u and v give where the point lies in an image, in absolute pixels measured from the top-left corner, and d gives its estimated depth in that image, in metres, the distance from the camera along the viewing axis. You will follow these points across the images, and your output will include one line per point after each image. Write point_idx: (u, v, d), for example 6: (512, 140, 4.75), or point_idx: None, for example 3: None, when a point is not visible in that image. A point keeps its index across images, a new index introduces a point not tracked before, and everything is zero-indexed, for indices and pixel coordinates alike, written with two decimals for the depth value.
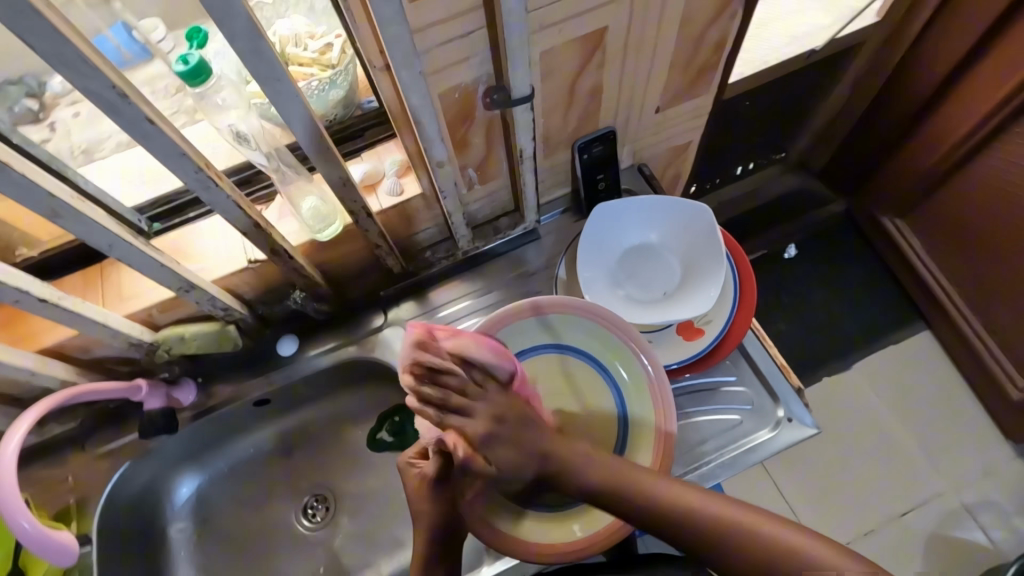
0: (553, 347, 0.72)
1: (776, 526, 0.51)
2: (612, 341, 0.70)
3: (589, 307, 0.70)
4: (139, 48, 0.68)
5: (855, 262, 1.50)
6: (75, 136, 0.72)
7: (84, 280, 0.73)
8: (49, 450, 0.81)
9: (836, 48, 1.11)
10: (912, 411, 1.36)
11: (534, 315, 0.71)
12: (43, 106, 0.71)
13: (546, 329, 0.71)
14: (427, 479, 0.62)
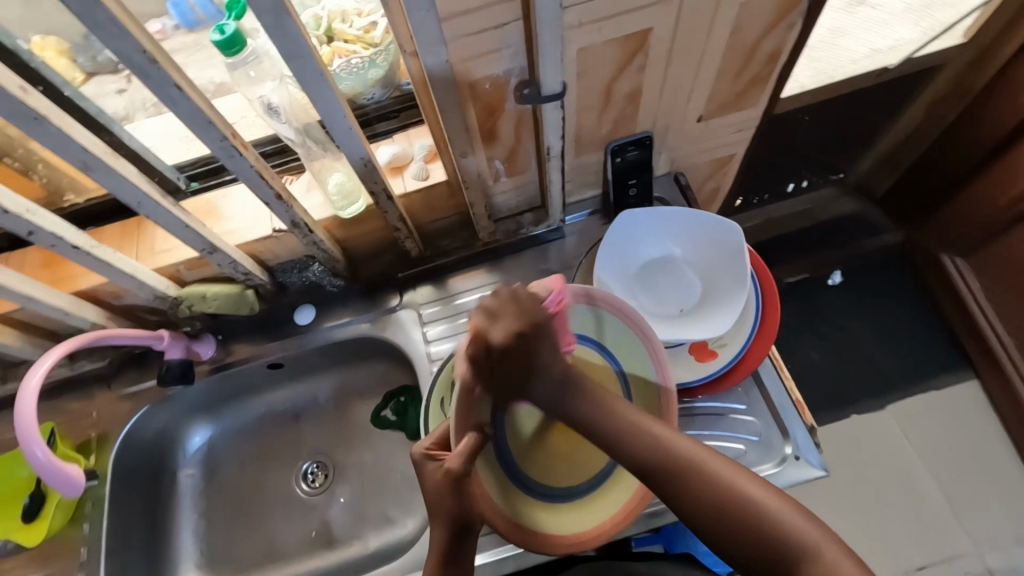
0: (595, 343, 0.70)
1: (781, 506, 0.52)
2: (634, 343, 0.69)
3: (629, 310, 0.68)
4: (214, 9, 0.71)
5: (906, 298, 1.41)
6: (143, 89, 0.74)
7: (122, 233, 0.76)
8: (79, 385, 0.87)
9: (912, 68, 1.03)
10: (945, 461, 1.28)
11: (586, 303, 0.69)
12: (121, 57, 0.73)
13: (596, 320, 0.70)
14: (452, 475, 0.58)
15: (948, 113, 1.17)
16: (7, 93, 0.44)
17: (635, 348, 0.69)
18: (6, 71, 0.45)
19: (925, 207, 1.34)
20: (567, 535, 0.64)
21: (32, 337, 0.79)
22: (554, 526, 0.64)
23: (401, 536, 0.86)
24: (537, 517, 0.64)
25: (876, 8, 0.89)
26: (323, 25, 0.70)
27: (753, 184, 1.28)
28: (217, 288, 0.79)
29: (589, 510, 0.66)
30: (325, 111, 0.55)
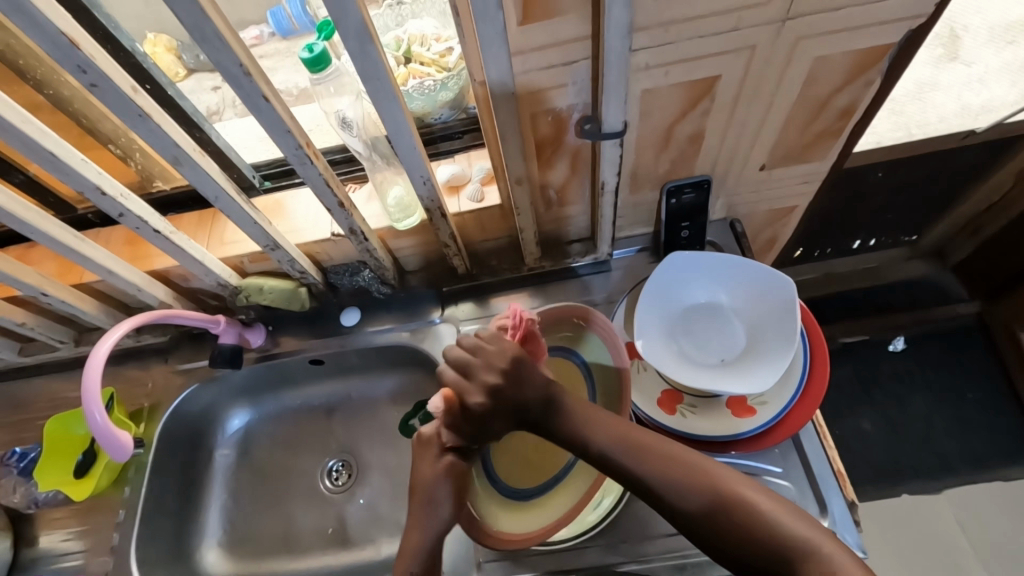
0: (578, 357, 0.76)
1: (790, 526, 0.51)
2: (601, 345, 0.74)
3: (598, 319, 0.74)
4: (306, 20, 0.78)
5: (978, 375, 1.30)
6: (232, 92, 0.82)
7: (198, 221, 0.83)
8: (140, 356, 0.94)
9: (1003, 132, 0.97)
10: (1006, 560, 1.16)
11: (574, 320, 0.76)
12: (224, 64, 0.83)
13: (577, 335, 0.77)
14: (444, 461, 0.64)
15: None
16: (120, 92, 0.50)
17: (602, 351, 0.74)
18: (122, 72, 0.50)
19: (1004, 282, 1.25)
20: (583, 488, 0.69)
21: (107, 308, 0.86)
22: (572, 491, 0.70)
23: None
24: (560, 502, 0.70)
25: (970, 65, 0.86)
26: (403, 47, 0.74)
27: (815, 237, 1.23)
28: (274, 282, 0.84)
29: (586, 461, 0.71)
30: (393, 129, 0.58)
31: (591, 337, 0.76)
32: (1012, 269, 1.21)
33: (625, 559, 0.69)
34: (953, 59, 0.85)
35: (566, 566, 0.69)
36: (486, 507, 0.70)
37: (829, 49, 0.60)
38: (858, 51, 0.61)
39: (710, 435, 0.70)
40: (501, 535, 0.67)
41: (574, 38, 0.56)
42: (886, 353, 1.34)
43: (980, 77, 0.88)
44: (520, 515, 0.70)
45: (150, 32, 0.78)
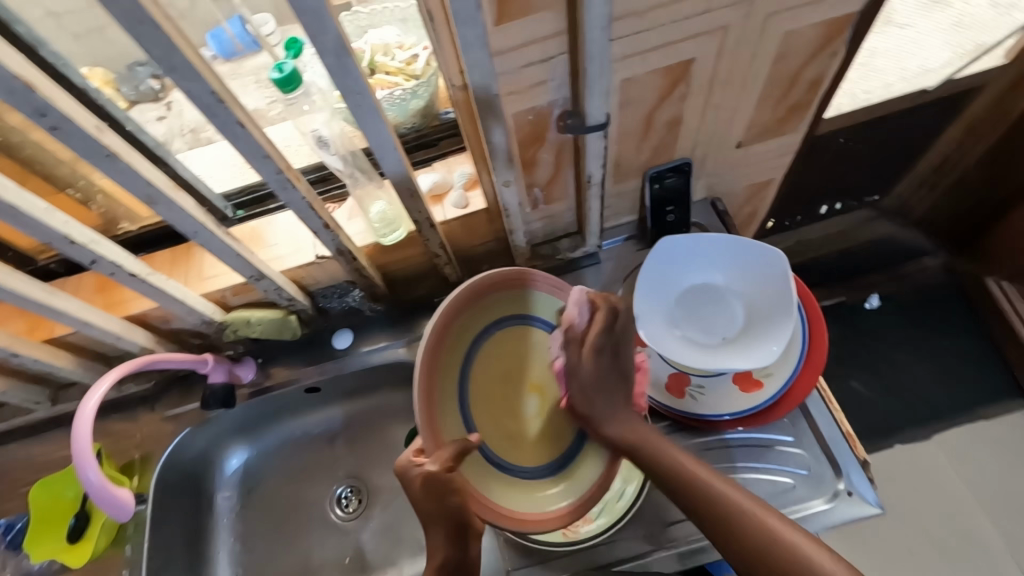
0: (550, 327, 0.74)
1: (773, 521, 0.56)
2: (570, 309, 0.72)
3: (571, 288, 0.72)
4: (250, 41, 0.70)
5: (952, 321, 1.36)
6: (185, 115, 0.76)
7: (172, 258, 0.79)
8: (125, 407, 0.89)
9: (955, 88, 1.01)
10: (999, 498, 1.22)
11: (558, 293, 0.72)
12: (164, 87, 0.76)
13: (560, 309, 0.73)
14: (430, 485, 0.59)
15: (988, 135, 1.14)
16: (85, 133, 0.47)
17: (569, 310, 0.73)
18: (84, 112, 0.47)
19: (974, 229, 1.31)
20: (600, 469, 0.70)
21: (84, 360, 0.82)
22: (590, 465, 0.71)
23: None
24: (576, 483, 0.70)
25: (905, 28, 0.85)
26: (366, 58, 0.72)
27: (786, 206, 1.26)
28: (261, 313, 0.81)
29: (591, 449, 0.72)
30: (377, 143, 0.56)
31: (536, 297, 0.73)
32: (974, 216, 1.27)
33: (658, 547, 0.69)
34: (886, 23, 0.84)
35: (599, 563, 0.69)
36: (492, 491, 0.67)
37: (796, 24, 0.61)
38: (824, 22, 0.62)
39: (720, 414, 0.71)
40: (513, 519, 0.66)
41: (551, 34, 0.55)
42: (864, 311, 1.38)
43: (914, 38, 0.88)
44: (529, 495, 0.69)
45: (85, 65, 0.69)
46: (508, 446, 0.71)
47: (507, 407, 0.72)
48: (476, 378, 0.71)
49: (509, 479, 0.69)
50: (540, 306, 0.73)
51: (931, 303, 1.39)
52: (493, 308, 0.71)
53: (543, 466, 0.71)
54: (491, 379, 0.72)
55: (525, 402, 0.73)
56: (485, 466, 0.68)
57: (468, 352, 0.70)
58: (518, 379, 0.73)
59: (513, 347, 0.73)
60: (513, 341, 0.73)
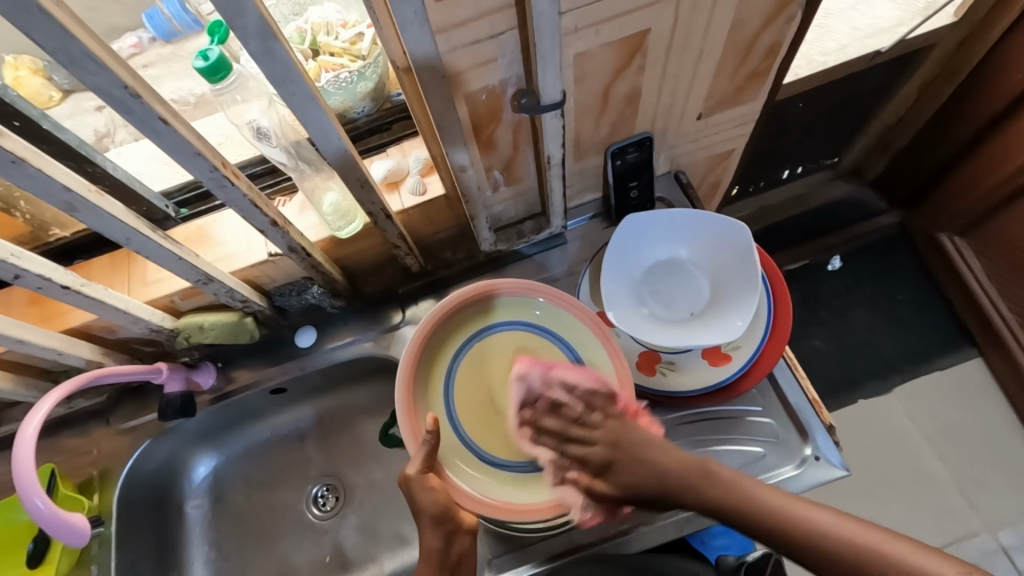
0: (521, 324, 0.74)
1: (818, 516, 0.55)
2: (522, 300, 0.74)
3: (520, 283, 0.73)
4: (190, 19, 0.69)
5: (908, 278, 1.41)
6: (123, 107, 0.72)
7: (112, 264, 0.74)
8: (77, 422, 0.85)
9: (908, 48, 1.01)
10: (956, 443, 1.28)
11: (518, 292, 0.74)
12: None
13: (523, 306, 0.74)
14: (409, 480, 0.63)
15: (938, 94, 1.16)
16: None
17: (522, 302, 0.74)
18: None
19: (924, 188, 1.33)
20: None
21: (26, 378, 0.76)
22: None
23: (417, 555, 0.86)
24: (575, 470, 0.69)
25: None
26: (308, 39, 0.67)
27: (749, 173, 1.27)
28: (214, 317, 0.77)
29: None
30: (318, 132, 0.53)
31: (502, 302, 0.74)
32: (926, 175, 1.30)
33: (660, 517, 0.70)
34: None
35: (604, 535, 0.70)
36: (511, 494, 0.69)
37: None
38: None
39: (691, 390, 0.72)
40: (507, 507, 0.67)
41: (497, 8, 0.52)
42: (827, 272, 1.42)
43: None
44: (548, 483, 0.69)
45: (8, 55, 0.67)
46: (506, 443, 0.71)
47: (500, 408, 0.72)
48: (463, 389, 0.72)
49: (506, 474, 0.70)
50: (510, 312, 0.74)
51: (888, 261, 1.43)
52: (465, 322, 0.74)
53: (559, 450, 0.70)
54: (481, 385, 0.73)
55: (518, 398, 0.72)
56: (486, 471, 0.70)
57: (449, 367, 0.72)
58: (507, 377, 0.73)
59: (497, 351, 0.73)
60: (492, 348, 0.74)
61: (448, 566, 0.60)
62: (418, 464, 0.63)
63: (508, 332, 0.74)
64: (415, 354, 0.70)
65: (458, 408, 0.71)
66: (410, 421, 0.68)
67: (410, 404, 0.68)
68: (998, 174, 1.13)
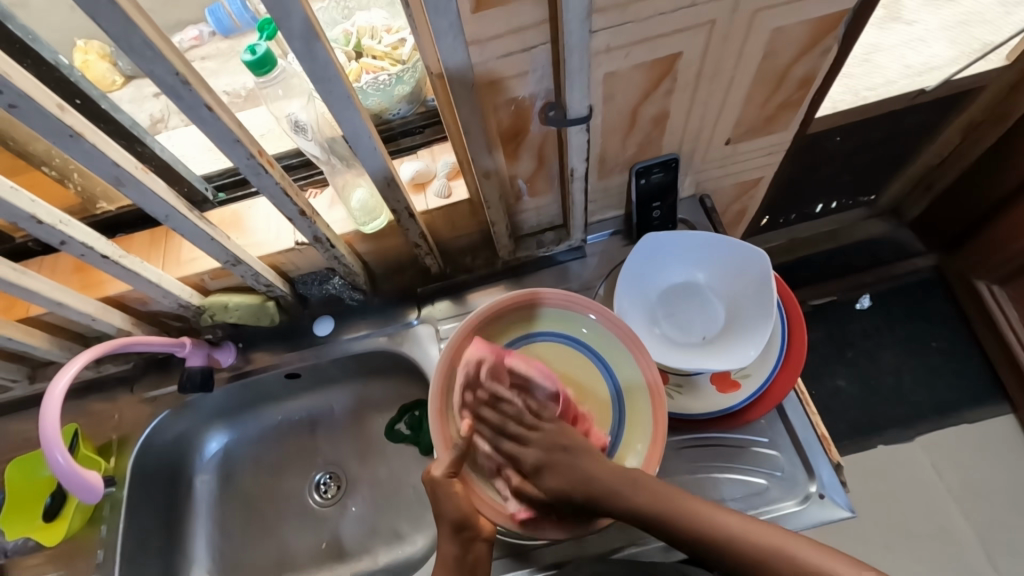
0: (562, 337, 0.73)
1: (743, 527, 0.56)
2: (565, 313, 0.73)
3: (566, 296, 0.73)
4: (249, 17, 0.75)
5: (940, 324, 1.36)
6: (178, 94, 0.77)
7: (151, 240, 0.78)
8: (104, 386, 0.89)
9: (952, 89, 0.99)
10: (981, 502, 1.22)
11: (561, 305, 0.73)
12: None
13: (564, 321, 0.73)
14: (431, 479, 0.65)
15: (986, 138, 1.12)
16: (45, 112, 0.46)
17: (564, 315, 0.73)
18: (44, 89, 0.46)
19: (963, 231, 1.29)
20: None
21: (61, 340, 0.81)
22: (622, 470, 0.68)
23: (409, 553, 0.87)
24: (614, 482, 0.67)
25: (912, 24, 0.87)
26: (353, 41, 0.70)
27: (780, 204, 1.26)
28: (239, 298, 0.81)
29: (633, 434, 0.69)
30: (351, 130, 0.55)
31: (547, 313, 0.74)
32: (969, 221, 1.26)
33: (661, 533, 0.70)
34: (895, 19, 0.85)
35: (603, 548, 0.70)
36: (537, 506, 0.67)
37: (785, 20, 0.60)
38: (815, 19, 0.60)
39: (697, 414, 0.71)
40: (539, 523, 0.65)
41: (532, 23, 0.53)
42: (855, 311, 1.38)
43: (922, 36, 0.88)
44: None
45: (79, 37, 0.70)
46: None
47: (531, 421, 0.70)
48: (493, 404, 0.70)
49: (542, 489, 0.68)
50: (544, 324, 0.74)
51: (922, 306, 1.38)
52: (499, 335, 0.73)
53: None
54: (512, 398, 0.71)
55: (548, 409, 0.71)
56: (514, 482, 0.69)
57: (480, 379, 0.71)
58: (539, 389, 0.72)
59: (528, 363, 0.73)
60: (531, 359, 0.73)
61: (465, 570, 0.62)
62: (442, 467, 0.65)
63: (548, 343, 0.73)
64: (449, 371, 0.70)
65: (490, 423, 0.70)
66: (442, 423, 0.68)
67: (444, 405, 0.69)
68: None
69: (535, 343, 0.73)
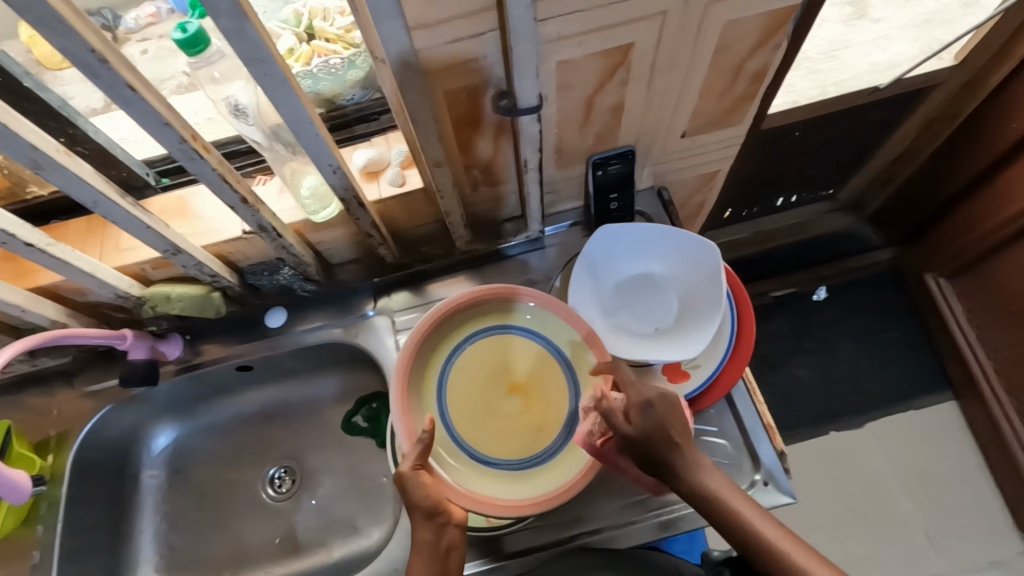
0: (504, 329, 0.73)
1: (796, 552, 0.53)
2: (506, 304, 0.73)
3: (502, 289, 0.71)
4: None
5: (892, 315, 1.41)
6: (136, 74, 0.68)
7: (87, 228, 0.75)
8: (40, 380, 0.85)
9: (906, 87, 1.02)
10: (924, 484, 1.28)
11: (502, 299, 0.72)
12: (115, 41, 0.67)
13: (507, 313, 0.73)
14: (403, 477, 0.60)
15: (937, 136, 1.17)
16: None
17: (505, 307, 0.73)
18: None
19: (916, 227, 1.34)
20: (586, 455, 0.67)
21: None
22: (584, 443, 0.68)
23: (366, 546, 0.86)
24: (566, 467, 0.68)
25: (879, 22, 0.92)
26: (304, 22, 0.67)
27: (743, 197, 1.28)
28: (182, 289, 0.77)
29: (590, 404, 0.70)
30: (291, 116, 0.53)
31: (488, 307, 0.73)
32: (918, 216, 1.31)
33: (615, 524, 0.72)
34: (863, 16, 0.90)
35: (559, 536, 0.72)
36: (515, 489, 0.68)
37: (738, 14, 0.60)
38: (766, 14, 0.61)
39: None
40: (497, 505, 0.64)
41: (480, 9, 0.52)
42: (812, 302, 1.42)
43: (886, 34, 0.94)
44: (547, 474, 0.68)
45: None
46: (497, 443, 0.70)
47: (490, 410, 0.71)
48: (455, 393, 0.71)
49: (497, 472, 0.69)
50: (507, 317, 0.73)
51: (876, 297, 1.43)
52: (464, 326, 0.72)
53: (556, 443, 0.69)
54: (473, 387, 0.72)
55: (505, 398, 0.72)
56: (488, 473, 0.68)
57: (441, 371, 0.71)
58: (492, 382, 0.72)
59: (488, 354, 0.72)
60: (478, 355, 0.72)
61: (440, 554, 0.59)
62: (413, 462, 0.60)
63: (490, 338, 0.73)
64: (403, 384, 0.67)
65: (451, 411, 0.70)
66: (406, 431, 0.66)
67: (407, 417, 0.67)
68: (992, 221, 1.14)
69: (479, 340, 0.72)
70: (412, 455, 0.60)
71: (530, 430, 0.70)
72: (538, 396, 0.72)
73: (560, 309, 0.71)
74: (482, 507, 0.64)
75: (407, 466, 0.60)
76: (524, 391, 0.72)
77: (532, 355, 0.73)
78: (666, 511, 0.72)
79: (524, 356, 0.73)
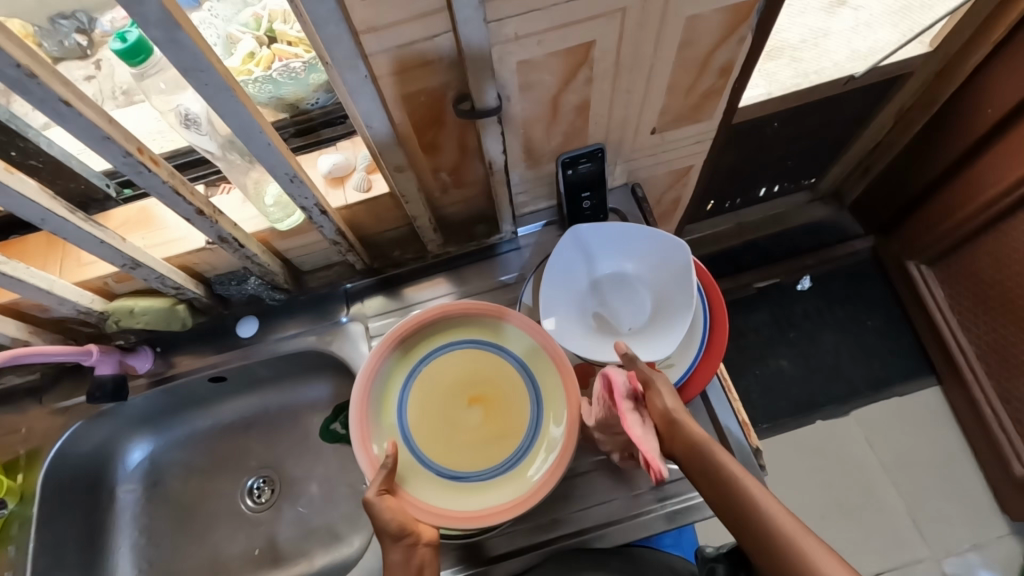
0: (461, 343, 0.72)
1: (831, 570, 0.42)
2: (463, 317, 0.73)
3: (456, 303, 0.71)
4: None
5: (873, 303, 1.42)
6: (117, 76, 0.68)
7: (47, 244, 0.73)
8: (10, 398, 0.83)
9: (880, 75, 1.01)
10: (907, 470, 1.29)
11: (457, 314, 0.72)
12: (92, 44, 0.68)
13: (463, 327, 0.73)
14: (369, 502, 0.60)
15: (914, 123, 1.17)
16: None
17: (462, 321, 0.73)
18: None
19: (895, 215, 1.33)
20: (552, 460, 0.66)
21: None
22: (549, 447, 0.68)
23: (347, 554, 0.85)
24: (532, 474, 0.67)
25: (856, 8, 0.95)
26: (264, 26, 0.67)
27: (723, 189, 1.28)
28: (146, 302, 0.76)
29: (552, 410, 0.70)
30: (240, 126, 0.52)
31: (445, 322, 0.72)
32: (897, 204, 1.31)
33: (594, 525, 0.71)
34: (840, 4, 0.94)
35: (535, 541, 0.71)
36: (481, 500, 0.66)
37: (697, 8, 0.59)
38: (727, 8, 0.60)
39: None
40: (463, 519, 0.64)
41: (430, 10, 0.50)
42: (795, 292, 1.42)
43: (866, 21, 0.95)
44: (513, 482, 0.67)
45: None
46: (462, 457, 0.69)
47: (454, 424, 0.70)
48: (417, 411, 0.70)
49: (465, 486, 0.68)
50: (464, 329, 0.73)
51: (858, 285, 1.43)
52: (419, 346, 0.72)
53: (519, 451, 0.69)
54: (435, 404, 0.71)
55: (467, 411, 0.71)
56: (454, 487, 0.67)
57: (401, 391, 0.70)
58: (452, 397, 0.71)
59: (447, 371, 0.72)
60: (437, 371, 0.72)
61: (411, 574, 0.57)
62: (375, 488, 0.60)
63: (448, 353, 0.72)
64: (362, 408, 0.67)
65: (414, 430, 0.69)
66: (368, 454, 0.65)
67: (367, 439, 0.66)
68: (964, 211, 1.14)
69: (437, 356, 0.72)
70: (375, 482, 0.61)
71: (494, 441, 0.70)
72: (500, 406, 0.71)
73: (516, 319, 0.71)
74: (448, 522, 0.63)
75: (371, 492, 0.60)
76: (485, 403, 0.71)
77: (492, 365, 0.72)
78: (643, 511, 0.71)
79: (483, 368, 0.72)
